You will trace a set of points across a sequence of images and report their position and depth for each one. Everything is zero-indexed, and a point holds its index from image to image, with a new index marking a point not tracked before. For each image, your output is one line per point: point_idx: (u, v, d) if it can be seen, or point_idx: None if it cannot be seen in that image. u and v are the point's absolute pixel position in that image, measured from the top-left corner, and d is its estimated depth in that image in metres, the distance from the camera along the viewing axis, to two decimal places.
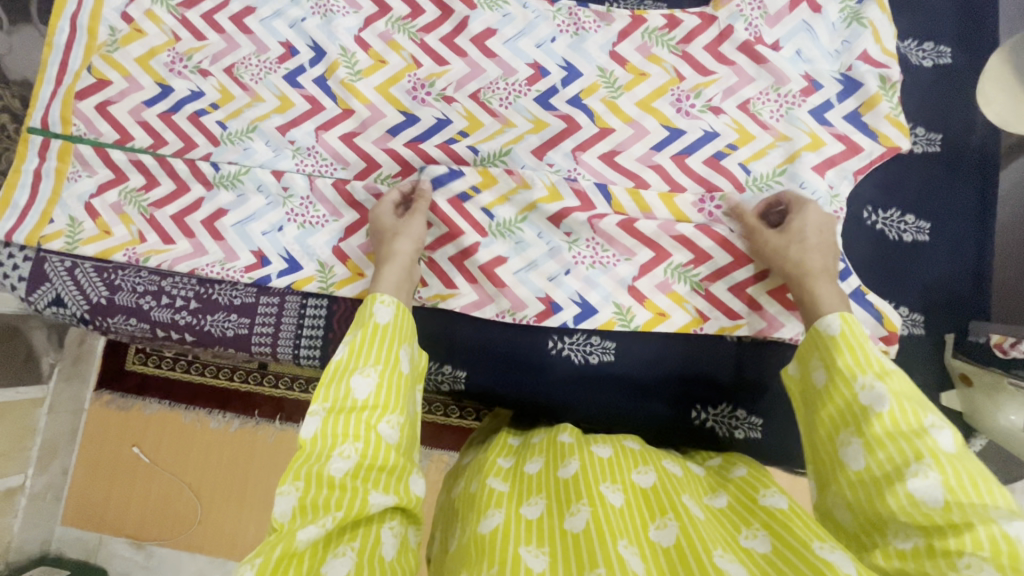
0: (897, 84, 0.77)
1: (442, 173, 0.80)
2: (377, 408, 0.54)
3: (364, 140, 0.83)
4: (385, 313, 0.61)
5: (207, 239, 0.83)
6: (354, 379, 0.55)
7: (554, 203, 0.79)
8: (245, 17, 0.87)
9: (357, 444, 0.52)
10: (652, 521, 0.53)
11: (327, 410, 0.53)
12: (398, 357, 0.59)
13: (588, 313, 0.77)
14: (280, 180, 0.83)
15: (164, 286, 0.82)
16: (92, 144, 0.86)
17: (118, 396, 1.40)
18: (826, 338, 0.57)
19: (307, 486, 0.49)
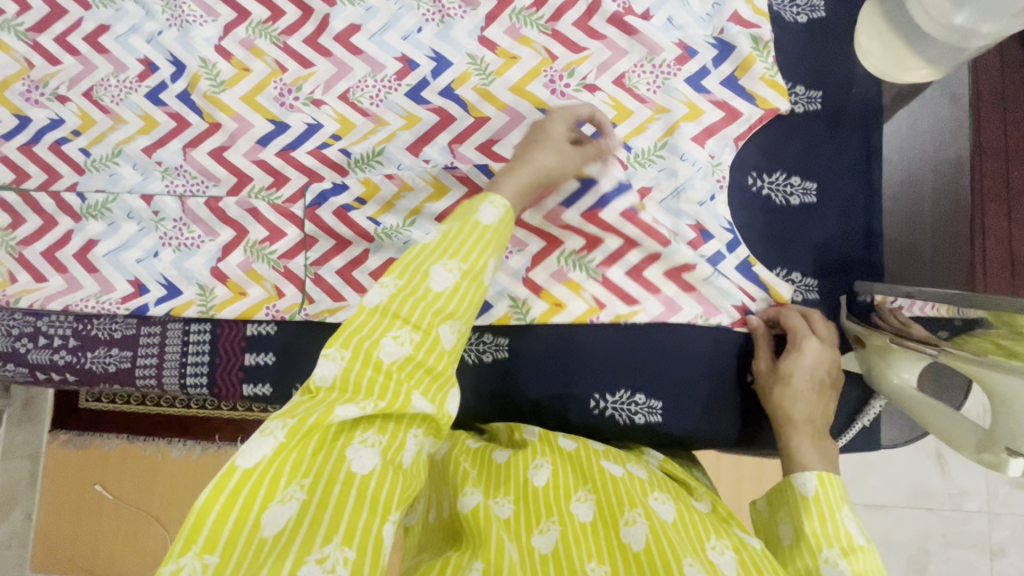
0: (770, 43, 0.74)
1: (326, 187, 0.77)
2: (427, 335, 0.51)
3: (234, 153, 0.80)
4: (491, 215, 0.56)
5: (80, 273, 0.79)
6: (432, 270, 0.52)
7: (439, 198, 0.76)
8: (99, 37, 0.83)
9: (367, 403, 0.47)
10: (623, 516, 0.55)
11: (347, 359, 0.49)
12: (439, 330, 0.51)
13: (483, 308, 0.74)
14: (149, 204, 0.80)
15: (40, 326, 0.79)
16: None
17: (75, 435, 1.37)
18: (799, 497, 0.57)
19: (290, 438, 0.45)
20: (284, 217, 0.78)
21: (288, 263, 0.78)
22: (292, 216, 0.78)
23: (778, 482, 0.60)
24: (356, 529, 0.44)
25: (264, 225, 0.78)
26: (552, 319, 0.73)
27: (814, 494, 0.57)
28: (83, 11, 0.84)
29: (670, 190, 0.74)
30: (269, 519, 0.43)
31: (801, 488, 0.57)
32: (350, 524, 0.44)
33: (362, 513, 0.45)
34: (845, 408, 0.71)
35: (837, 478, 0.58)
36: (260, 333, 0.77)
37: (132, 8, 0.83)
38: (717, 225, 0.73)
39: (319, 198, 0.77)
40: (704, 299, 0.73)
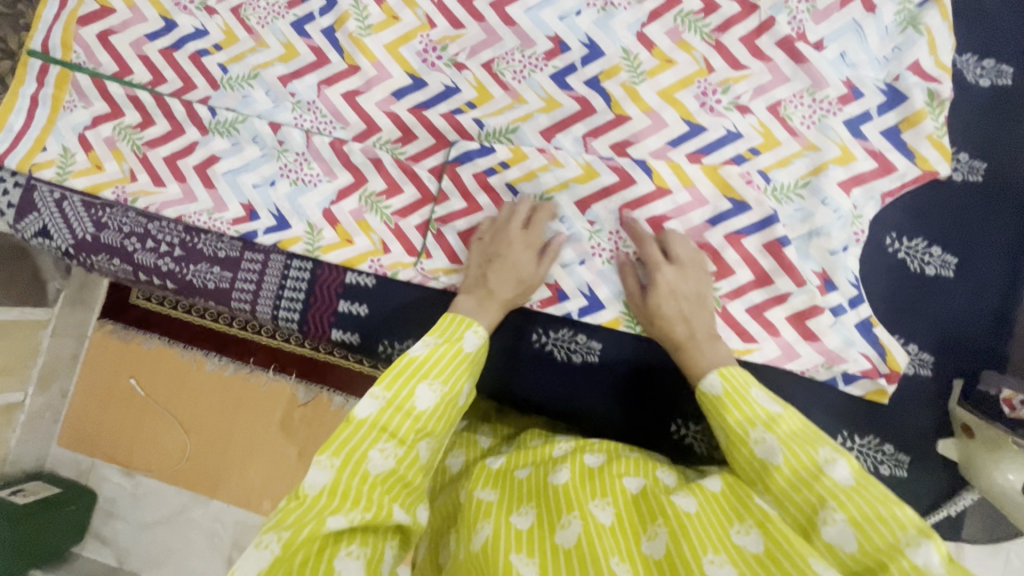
0: (946, 102, 0.70)
1: (474, 147, 0.76)
2: (426, 425, 0.57)
3: (367, 100, 0.79)
4: (473, 342, 0.63)
5: (197, 186, 0.81)
6: (417, 389, 0.58)
7: (588, 180, 0.73)
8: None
9: (398, 448, 0.55)
10: (646, 529, 0.51)
11: (386, 402, 0.56)
12: (418, 447, 0.57)
13: (594, 308, 0.73)
14: (276, 133, 0.80)
15: (150, 230, 0.81)
16: (91, 75, 0.83)
17: (120, 326, 1.41)
18: (710, 399, 0.57)
19: (343, 469, 0.52)
20: (405, 174, 0.78)
21: (400, 221, 0.78)
22: (413, 176, 0.78)
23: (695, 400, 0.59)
24: None
25: (382, 178, 0.78)
26: None
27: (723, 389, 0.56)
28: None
29: (804, 232, 0.71)
30: (342, 565, 0.48)
31: (710, 389, 0.57)
32: None
33: None
34: (934, 495, 0.68)
35: (736, 369, 0.57)
36: (358, 283, 0.77)
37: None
38: (845, 279, 0.69)
39: (464, 157, 0.76)
40: (828, 349, 0.69)
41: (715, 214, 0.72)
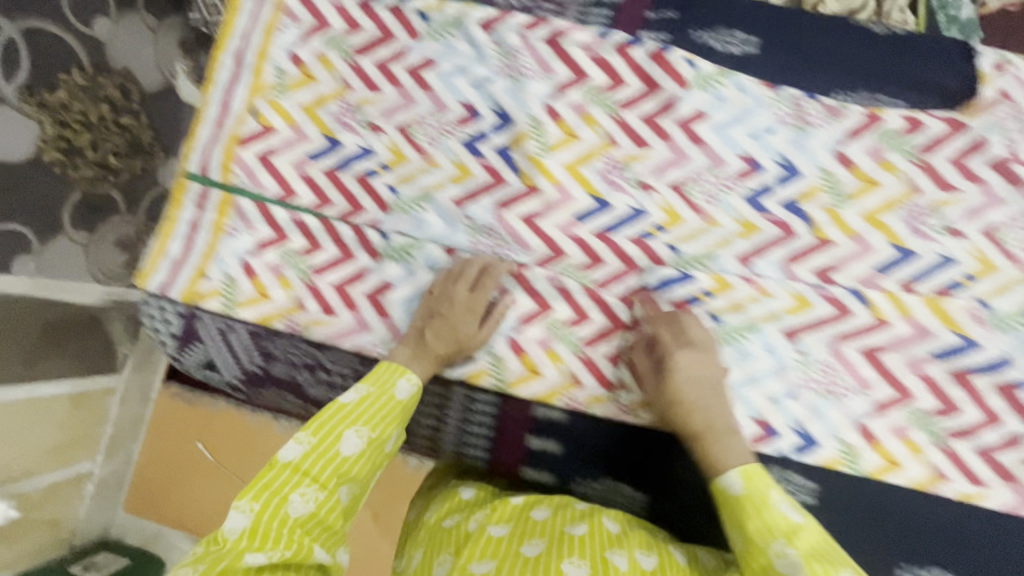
0: None
1: (671, 274, 0.73)
2: (349, 470, 0.63)
3: (549, 223, 0.76)
4: (406, 390, 0.69)
5: (371, 314, 0.77)
6: (345, 433, 0.64)
7: (801, 311, 0.71)
8: (424, 71, 0.80)
9: (319, 493, 0.61)
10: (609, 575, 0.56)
11: (310, 447, 0.62)
12: (339, 491, 0.63)
13: (810, 447, 0.70)
14: (452, 259, 0.77)
15: (321, 361, 0.77)
16: (254, 198, 0.80)
17: (185, 390, 1.34)
18: (731, 498, 0.57)
19: (263, 511, 0.59)
20: (594, 302, 0.75)
21: (591, 351, 0.74)
22: (602, 303, 0.74)
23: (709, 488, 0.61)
24: None
25: (570, 305, 0.75)
26: (886, 478, 0.69)
27: (743, 491, 0.57)
28: (410, 39, 0.80)
29: None
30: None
31: (730, 488, 0.57)
32: None
33: None
34: None
35: (758, 469, 0.58)
36: (549, 417, 0.74)
37: (464, 47, 0.79)
38: None
39: (662, 284, 0.73)
40: None
41: (939, 346, 0.69)
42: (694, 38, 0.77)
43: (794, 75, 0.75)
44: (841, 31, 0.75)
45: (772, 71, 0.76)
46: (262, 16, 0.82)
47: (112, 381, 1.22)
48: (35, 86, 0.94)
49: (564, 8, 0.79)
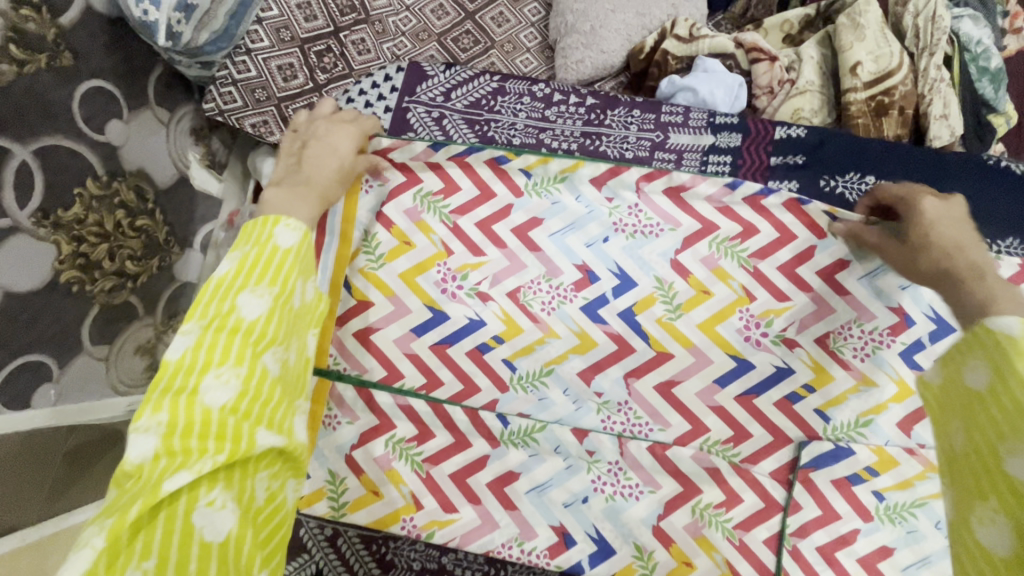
0: None
1: (827, 448, 0.67)
2: (264, 334, 0.50)
3: (684, 391, 0.70)
4: (289, 238, 0.54)
5: (496, 508, 0.70)
6: (241, 297, 0.50)
7: None
8: (530, 230, 0.72)
9: (238, 369, 0.47)
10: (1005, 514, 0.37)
11: (200, 333, 0.48)
12: (263, 360, 0.49)
13: None
14: (583, 441, 0.70)
15: (444, 564, 0.70)
16: (355, 382, 0.72)
17: None
18: (970, 394, 0.41)
19: (171, 429, 0.44)
20: (744, 480, 0.68)
21: (745, 535, 0.68)
22: (754, 482, 0.68)
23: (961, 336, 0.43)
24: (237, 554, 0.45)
25: (720, 487, 0.69)
26: None
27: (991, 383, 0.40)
28: (514, 195, 0.73)
29: None
30: (203, 515, 0.43)
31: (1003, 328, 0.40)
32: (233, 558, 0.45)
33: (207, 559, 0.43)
34: None
35: None
36: None
37: (573, 203, 0.73)
38: None
39: (817, 460, 0.67)
40: None
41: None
42: (824, 186, 0.72)
43: None
44: (976, 173, 0.72)
45: None
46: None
47: None
48: (50, 207, 0.82)
49: (681, 157, 0.74)
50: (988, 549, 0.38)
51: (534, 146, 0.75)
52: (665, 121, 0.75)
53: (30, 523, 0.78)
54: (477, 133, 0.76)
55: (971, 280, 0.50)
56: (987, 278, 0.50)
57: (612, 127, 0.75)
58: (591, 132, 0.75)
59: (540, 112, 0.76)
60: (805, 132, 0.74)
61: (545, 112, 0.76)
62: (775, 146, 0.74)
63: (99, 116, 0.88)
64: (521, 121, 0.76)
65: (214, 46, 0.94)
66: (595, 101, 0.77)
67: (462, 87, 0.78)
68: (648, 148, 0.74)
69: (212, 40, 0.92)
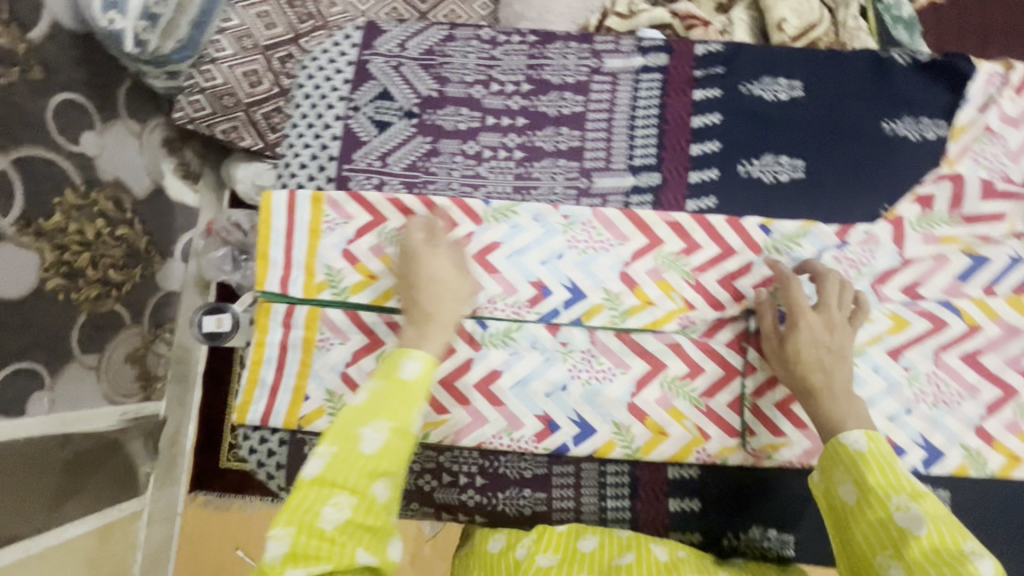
0: None
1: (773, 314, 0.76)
2: (378, 467, 0.54)
3: (637, 271, 0.78)
4: (414, 369, 0.59)
5: (485, 406, 0.76)
6: (365, 430, 0.55)
7: (900, 331, 0.74)
8: (487, 255, 0.79)
9: (352, 498, 0.53)
10: (891, 502, 0.57)
11: (329, 456, 0.54)
12: (373, 489, 0.54)
13: (937, 457, 0.72)
14: (556, 334, 0.77)
15: (443, 462, 0.75)
16: (342, 305, 0.78)
17: (214, 496, 1.27)
18: (853, 454, 0.61)
19: (299, 533, 0.51)
20: (704, 352, 0.76)
21: (710, 401, 0.75)
22: (713, 352, 0.76)
23: (824, 445, 0.64)
24: None
25: (683, 360, 0.76)
26: (1014, 474, 0.72)
27: (869, 448, 0.60)
28: (473, 224, 0.80)
29: None
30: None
31: (854, 445, 0.61)
32: None
33: None
34: None
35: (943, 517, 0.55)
36: (685, 476, 0.74)
37: (530, 224, 0.79)
38: None
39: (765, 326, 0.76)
40: None
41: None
42: (743, 90, 0.81)
43: (844, 108, 0.80)
44: (875, 66, 0.82)
45: (822, 107, 0.80)
46: (301, 226, 0.79)
47: (138, 505, 1.14)
48: (31, 216, 0.90)
49: (617, 78, 0.82)
50: (847, 444, 0.61)
51: (486, 81, 0.83)
52: (599, 49, 0.84)
53: (33, 535, 0.89)
54: (433, 75, 0.83)
55: (822, 398, 0.66)
56: (839, 400, 0.65)
57: (552, 59, 0.83)
58: (535, 64, 0.83)
59: (488, 53, 0.84)
60: (722, 47, 0.83)
61: (493, 52, 0.84)
62: (698, 61, 0.83)
63: (73, 128, 0.97)
64: (471, 62, 0.84)
65: (179, 55, 1.06)
66: (536, 37, 0.84)
67: (416, 38, 0.85)
68: (586, 73, 0.82)
69: (177, 49, 1.05)
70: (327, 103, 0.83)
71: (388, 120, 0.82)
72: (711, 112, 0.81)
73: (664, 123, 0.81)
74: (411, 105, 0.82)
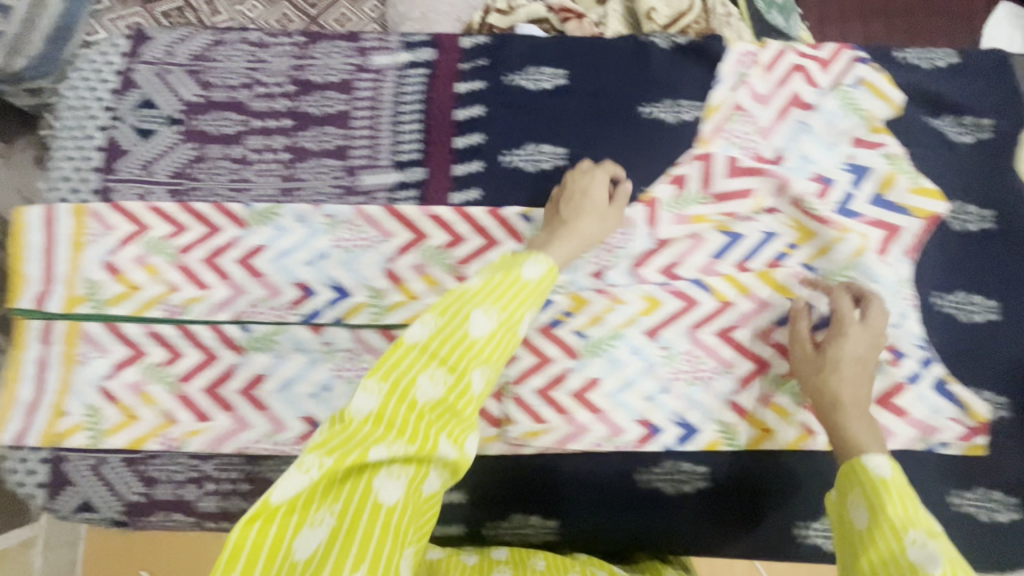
0: (901, 157, 0.77)
1: None
2: (489, 348, 0.58)
3: (401, 266, 0.78)
4: (534, 271, 0.62)
5: (248, 412, 0.75)
6: (472, 313, 0.57)
7: (653, 311, 0.75)
8: (252, 259, 0.78)
9: (447, 378, 0.55)
10: (904, 535, 0.53)
11: (436, 327, 0.56)
12: (471, 374, 0.56)
13: (690, 434, 0.73)
14: (319, 335, 0.77)
15: (206, 470, 0.75)
16: (103, 319, 0.77)
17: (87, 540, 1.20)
18: (873, 480, 0.59)
19: (390, 395, 0.52)
20: None
21: None
22: None
23: (844, 465, 0.63)
24: (381, 557, 0.48)
25: None
26: (763, 446, 0.73)
27: (891, 476, 0.59)
28: (238, 228, 0.79)
29: None
30: (381, 487, 0.50)
31: (875, 469, 0.60)
32: (377, 553, 0.47)
33: (388, 542, 0.48)
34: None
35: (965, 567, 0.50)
36: None
37: (294, 226, 0.79)
38: (910, 345, 0.73)
39: None
40: (917, 422, 0.72)
41: (779, 315, 0.75)
42: (506, 80, 0.81)
43: (606, 94, 0.81)
44: (637, 51, 0.82)
45: (584, 95, 0.81)
46: (58, 241, 0.78)
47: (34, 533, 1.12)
48: None
49: (383, 75, 0.82)
50: (875, 469, 0.60)
51: (251, 84, 0.82)
52: (366, 47, 0.83)
53: None
54: (197, 80, 0.82)
55: (847, 413, 0.66)
56: (855, 419, 0.66)
57: (317, 58, 0.83)
58: (300, 65, 0.83)
59: (255, 55, 0.83)
60: (488, 39, 0.83)
61: (259, 54, 0.83)
62: (465, 53, 0.83)
63: None
64: (238, 65, 0.83)
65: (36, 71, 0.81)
66: (303, 38, 0.84)
67: (183, 43, 0.84)
68: (351, 71, 0.82)
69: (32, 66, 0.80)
70: (90, 114, 0.82)
71: (151, 128, 0.81)
72: (475, 104, 0.81)
73: (429, 117, 0.81)
74: (175, 112, 0.81)
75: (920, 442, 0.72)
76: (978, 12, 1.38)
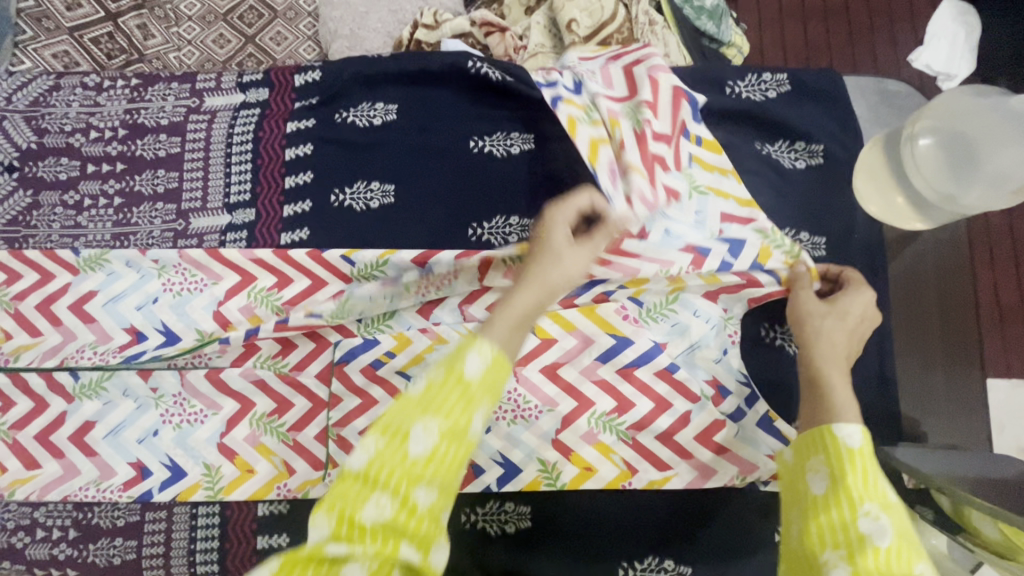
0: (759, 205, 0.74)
1: (356, 343, 0.75)
2: (480, 395, 0.47)
3: (229, 309, 0.77)
4: None
5: (78, 458, 0.76)
6: (467, 355, 0.48)
7: None
8: (84, 304, 0.78)
9: (443, 424, 0.46)
10: (860, 506, 0.47)
11: (432, 377, 0.48)
12: (471, 421, 0.47)
13: (512, 474, 0.72)
14: (147, 381, 0.77)
15: (37, 518, 0.75)
16: None
17: None
18: (842, 449, 0.50)
19: (387, 449, 0.45)
20: (292, 387, 0.76)
21: (298, 435, 0.75)
22: (301, 386, 0.76)
23: (808, 431, 0.54)
24: None
25: (271, 397, 0.76)
26: (583, 486, 0.72)
27: (861, 446, 0.50)
28: (71, 274, 0.79)
29: (685, 346, 0.73)
30: (368, 517, 0.43)
31: (846, 439, 0.51)
32: None
33: None
34: None
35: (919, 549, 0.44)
36: (272, 513, 0.74)
37: (124, 270, 0.79)
38: (734, 380, 0.72)
39: (348, 355, 0.75)
40: (739, 459, 0.71)
41: (602, 351, 0.73)
42: (337, 118, 0.82)
43: (435, 129, 0.81)
44: (468, 83, 0.83)
45: (413, 130, 0.81)
46: None
47: None
48: None
49: (214, 116, 0.83)
50: (844, 442, 0.51)
51: (85, 129, 0.83)
52: (200, 88, 0.85)
53: None
54: (33, 127, 0.83)
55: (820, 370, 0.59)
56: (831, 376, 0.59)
57: (151, 101, 0.84)
58: (133, 108, 0.84)
59: (92, 100, 0.84)
60: (320, 75, 0.84)
61: (96, 99, 0.84)
62: (297, 92, 0.84)
63: None
64: (74, 111, 0.84)
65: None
66: (139, 81, 0.85)
67: (22, 90, 0.85)
68: (183, 113, 0.83)
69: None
70: None
71: None
72: (304, 143, 0.81)
73: (258, 158, 0.81)
74: (12, 159, 0.83)
75: (742, 480, 0.71)
76: (924, 9, 1.20)
